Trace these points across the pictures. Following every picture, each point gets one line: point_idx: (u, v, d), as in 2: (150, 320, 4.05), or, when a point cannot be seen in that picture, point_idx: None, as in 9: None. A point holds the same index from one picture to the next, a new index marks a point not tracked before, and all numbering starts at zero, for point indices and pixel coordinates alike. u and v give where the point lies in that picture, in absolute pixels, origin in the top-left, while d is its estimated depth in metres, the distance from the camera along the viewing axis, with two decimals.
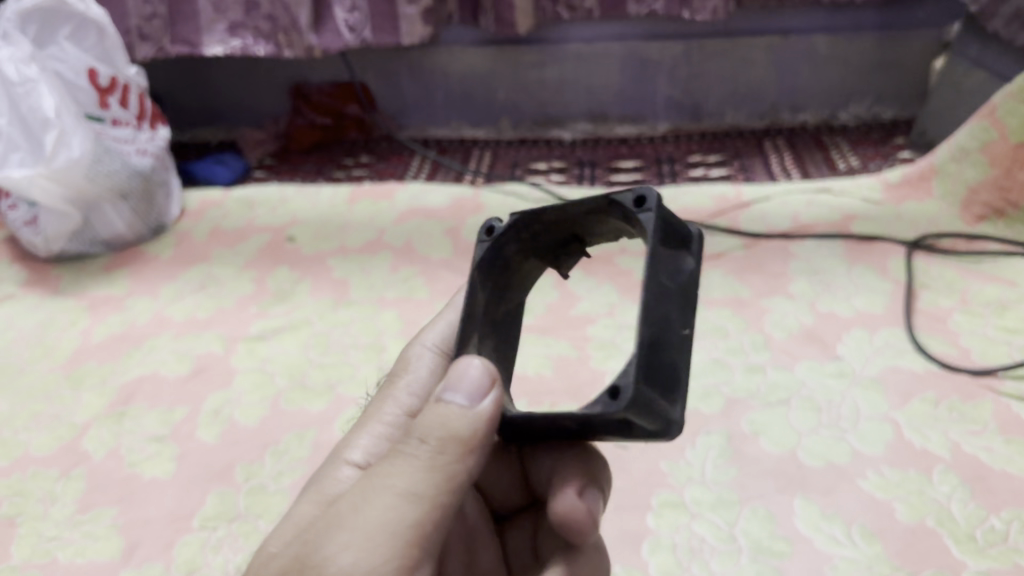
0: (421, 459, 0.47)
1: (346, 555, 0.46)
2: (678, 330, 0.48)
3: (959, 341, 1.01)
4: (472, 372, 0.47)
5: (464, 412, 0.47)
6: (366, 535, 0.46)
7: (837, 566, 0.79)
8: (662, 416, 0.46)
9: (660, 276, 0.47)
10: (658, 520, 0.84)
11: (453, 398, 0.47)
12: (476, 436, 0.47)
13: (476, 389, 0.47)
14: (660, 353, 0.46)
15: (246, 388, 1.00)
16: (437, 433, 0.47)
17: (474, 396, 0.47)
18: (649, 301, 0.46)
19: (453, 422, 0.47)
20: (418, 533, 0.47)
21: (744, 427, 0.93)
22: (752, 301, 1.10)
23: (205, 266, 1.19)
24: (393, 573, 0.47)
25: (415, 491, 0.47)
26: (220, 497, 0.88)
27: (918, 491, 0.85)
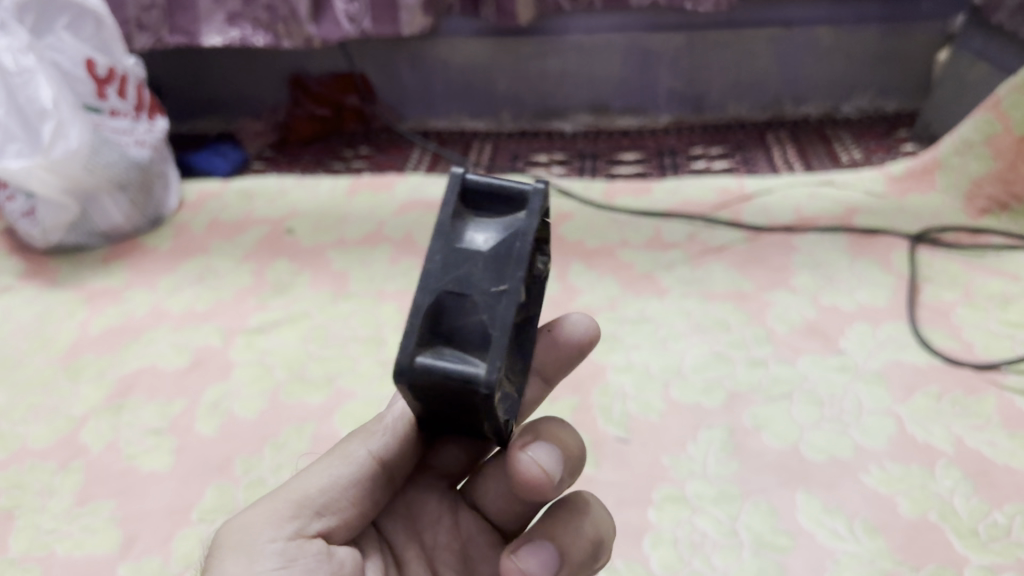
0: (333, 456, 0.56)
1: (245, 515, 0.52)
2: (482, 288, 0.45)
3: (962, 335, 1.01)
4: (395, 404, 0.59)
5: (377, 421, 0.57)
6: (269, 498, 0.53)
7: (839, 561, 0.79)
8: (461, 380, 0.44)
9: (450, 238, 0.46)
10: (659, 514, 0.84)
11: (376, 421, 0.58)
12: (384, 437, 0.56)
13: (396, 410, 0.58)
14: (457, 316, 0.45)
15: (245, 380, 0.99)
16: (352, 438, 0.57)
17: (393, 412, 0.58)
18: (426, 265, 0.45)
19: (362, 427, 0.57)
20: (308, 494, 0.53)
21: (746, 421, 0.93)
22: (755, 294, 1.09)
23: (204, 258, 1.19)
24: (271, 515, 0.51)
25: (318, 470, 0.54)
26: (219, 490, 0.87)
27: (921, 485, 0.84)
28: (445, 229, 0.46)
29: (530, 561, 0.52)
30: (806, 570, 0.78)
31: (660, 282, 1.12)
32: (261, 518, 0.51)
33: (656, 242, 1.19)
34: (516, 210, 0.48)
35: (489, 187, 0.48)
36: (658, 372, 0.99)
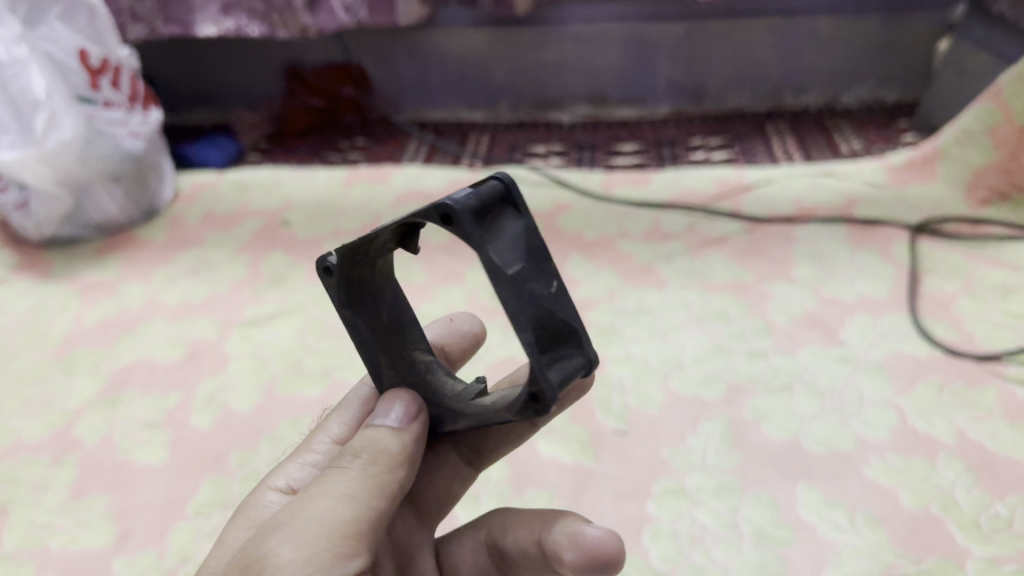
0: (356, 467, 0.49)
1: (285, 544, 0.45)
2: (546, 293, 0.48)
3: (963, 326, 1.00)
4: (398, 407, 0.54)
5: (395, 432, 0.52)
6: (307, 525, 0.46)
7: (841, 554, 0.78)
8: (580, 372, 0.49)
9: (503, 270, 0.46)
10: (659, 507, 0.83)
11: (380, 420, 0.53)
12: (403, 453, 0.51)
13: (402, 412, 0.53)
14: (546, 331, 0.48)
15: (241, 372, 0.98)
16: (369, 445, 0.51)
17: (401, 421, 0.53)
18: (511, 307, 0.46)
19: (384, 439, 0.51)
20: (355, 527, 0.47)
21: (746, 413, 0.92)
22: (755, 286, 1.08)
23: (198, 250, 1.18)
24: (332, 558, 0.45)
25: (354, 494, 0.48)
26: (214, 484, 0.86)
27: (922, 477, 0.84)
28: (494, 266, 0.46)
29: (595, 531, 0.51)
30: (809, 564, 0.77)
31: (659, 274, 1.11)
32: (324, 563, 0.44)
33: (655, 233, 1.18)
34: (505, 208, 0.49)
35: (477, 197, 0.47)
36: (656, 365, 0.98)
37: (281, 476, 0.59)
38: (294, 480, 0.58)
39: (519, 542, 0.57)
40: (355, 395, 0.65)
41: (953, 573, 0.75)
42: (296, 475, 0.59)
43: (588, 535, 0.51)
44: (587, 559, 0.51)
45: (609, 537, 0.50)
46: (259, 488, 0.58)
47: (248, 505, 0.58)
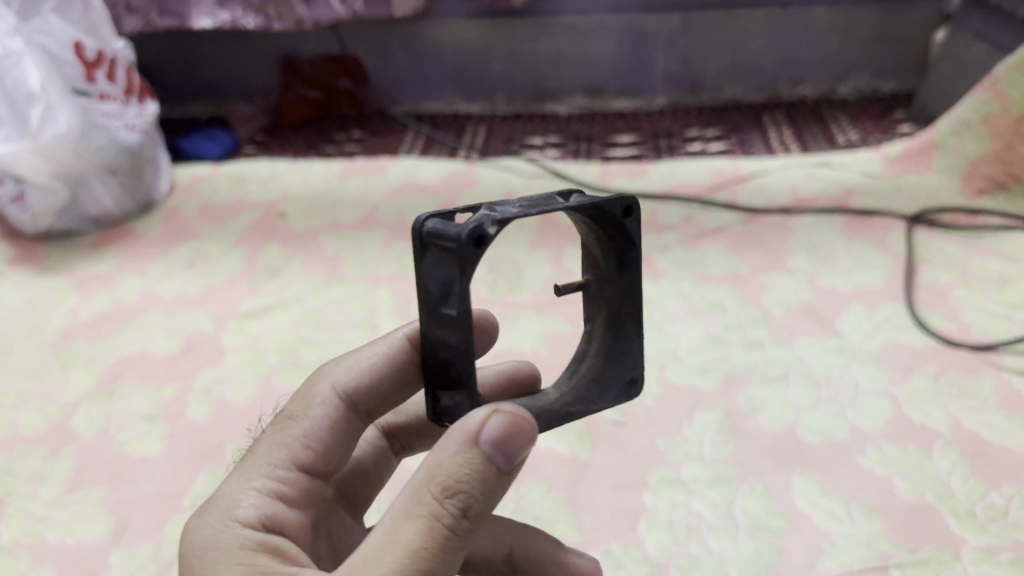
0: (456, 536, 0.44)
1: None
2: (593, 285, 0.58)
3: (959, 316, 1.00)
4: (520, 444, 0.44)
5: (504, 484, 0.44)
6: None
7: (836, 543, 0.78)
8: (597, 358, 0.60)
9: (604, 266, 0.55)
10: (655, 497, 0.83)
11: (495, 458, 0.43)
12: (496, 500, 0.45)
13: (518, 454, 0.44)
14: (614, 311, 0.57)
15: (238, 365, 0.98)
16: (479, 503, 0.44)
17: (512, 465, 0.44)
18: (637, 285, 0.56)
19: (494, 494, 0.44)
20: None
21: (743, 404, 0.92)
22: (751, 276, 1.08)
23: (194, 243, 1.17)
24: None
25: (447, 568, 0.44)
26: (210, 475, 0.87)
27: (918, 467, 0.84)
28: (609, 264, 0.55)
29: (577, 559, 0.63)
30: (805, 553, 0.77)
31: (656, 265, 1.11)
32: None
33: (652, 224, 1.18)
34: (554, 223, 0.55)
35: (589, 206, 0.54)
36: (653, 356, 0.98)
37: (244, 505, 0.53)
38: (263, 513, 0.53)
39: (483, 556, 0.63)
40: (319, 411, 0.59)
41: (948, 561, 0.76)
42: (260, 504, 0.54)
43: (586, 560, 0.61)
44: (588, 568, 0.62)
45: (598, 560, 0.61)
46: (217, 518, 0.53)
47: (210, 537, 0.52)
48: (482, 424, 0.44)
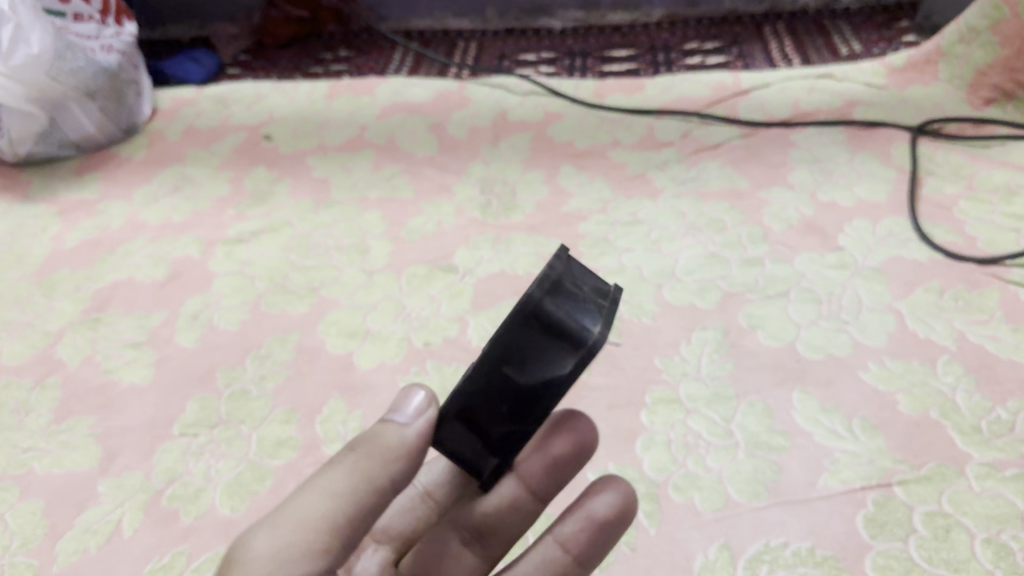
0: (349, 462, 0.50)
1: (260, 539, 0.47)
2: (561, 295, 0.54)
3: (964, 229, 0.97)
4: (411, 397, 0.53)
5: (400, 426, 0.52)
6: (286, 518, 0.47)
7: (838, 461, 0.77)
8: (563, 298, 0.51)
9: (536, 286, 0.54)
10: (653, 417, 0.82)
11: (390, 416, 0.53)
12: (404, 452, 0.51)
13: (410, 409, 0.53)
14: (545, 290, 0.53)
15: (227, 290, 0.96)
16: (370, 440, 0.51)
17: (409, 416, 0.52)
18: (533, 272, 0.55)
19: (387, 432, 0.51)
20: (331, 522, 0.47)
21: (741, 321, 0.90)
22: (751, 192, 1.05)
23: (180, 167, 1.15)
24: (307, 547, 0.46)
25: (341, 483, 0.49)
26: (200, 402, 0.86)
27: (921, 383, 0.82)
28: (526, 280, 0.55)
29: (604, 507, 0.62)
30: (803, 471, 0.77)
31: (653, 182, 1.08)
32: (296, 552, 0.46)
33: (649, 140, 1.15)
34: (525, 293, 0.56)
35: None
36: (650, 276, 0.96)
37: None
38: None
39: (502, 499, 0.65)
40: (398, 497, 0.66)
41: (952, 478, 0.74)
42: None
43: (615, 487, 0.62)
44: (613, 500, 0.62)
45: (623, 479, 0.63)
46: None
47: None
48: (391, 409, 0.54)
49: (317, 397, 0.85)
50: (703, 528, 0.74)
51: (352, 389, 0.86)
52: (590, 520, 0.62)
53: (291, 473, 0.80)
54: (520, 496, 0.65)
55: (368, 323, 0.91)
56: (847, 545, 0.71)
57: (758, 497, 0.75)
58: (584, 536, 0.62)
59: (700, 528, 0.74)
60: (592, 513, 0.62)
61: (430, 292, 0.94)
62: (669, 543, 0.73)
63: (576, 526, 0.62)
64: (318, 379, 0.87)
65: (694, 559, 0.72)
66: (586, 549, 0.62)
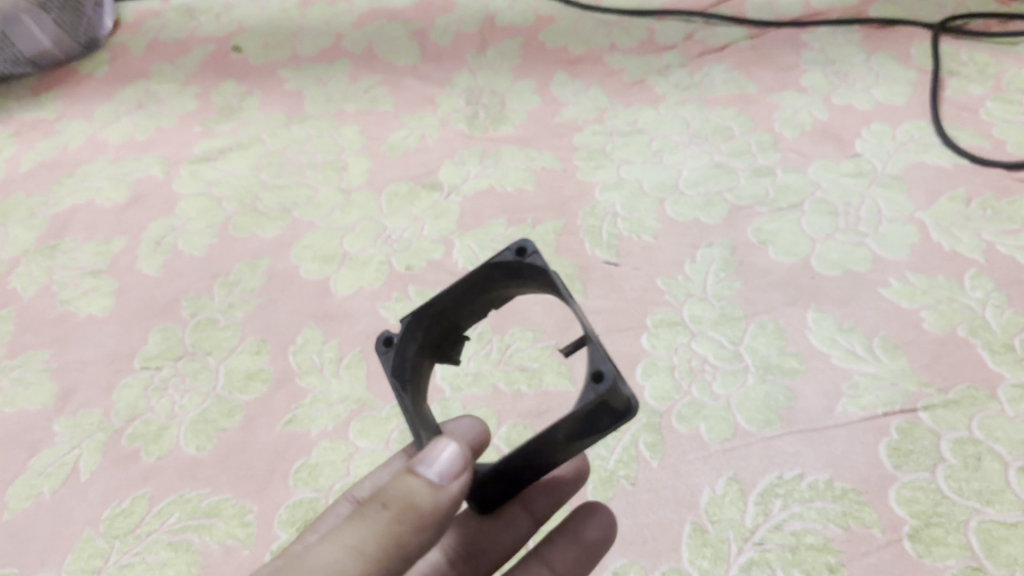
0: (378, 524, 0.42)
1: None
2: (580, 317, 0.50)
3: (992, 132, 0.89)
4: (444, 447, 0.44)
5: (436, 489, 0.43)
6: None
7: (858, 384, 0.71)
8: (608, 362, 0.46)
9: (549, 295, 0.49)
10: (654, 340, 0.76)
11: (420, 467, 0.44)
12: (436, 518, 0.43)
13: (444, 468, 0.44)
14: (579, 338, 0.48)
15: (192, 213, 0.89)
16: (401, 500, 0.42)
17: (443, 478, 0.43)
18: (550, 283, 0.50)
19: (421, 494, 0.43)
20: None
21: (750, 236, 0.83)
22: (760, 97, 0.97)
23: (143, 83, 1.06)
24: None
25: (367, 550, 0.41)
26: (163, 333, 0.79)
27: (948, 299, 0.75)
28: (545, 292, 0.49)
29: (594, 530, 0.60)
30: (818, 396, 0.70)
31: (654, 89, 1.00)
32: None
33: (649, 44, 1.06)
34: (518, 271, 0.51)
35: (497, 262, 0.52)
36: (651, 189, 0.88)
37: None
38: None
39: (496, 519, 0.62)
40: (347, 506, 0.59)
41: (983, 401, 0.68)
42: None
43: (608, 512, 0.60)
44: (603, 521, 0.60)
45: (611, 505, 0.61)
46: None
47: None
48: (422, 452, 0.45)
49: (290, 325, 0.78)
50: (710, 459, 0.68)
51: (328, 316, 0.79)
52: (577, 540, 0.60)
53: (262, 409, 0.74)
54: (514, 513, 0.62)
55: (345, 246, 0.84)
56: (868, 477, 0.65)
57: (770, 425, 0.69)
58: (571, 556, 0.60)
59: (706, 459, 0.68)
60: (580, 534, 0.60)
61: (413, 211, 0.87)
62: (672, 476, 0.67)
63: (564, 545, 0.60)
64: (291, 307, 0.80)
65: (701, 494, 0.66)
66: (571, 570, 0.60)
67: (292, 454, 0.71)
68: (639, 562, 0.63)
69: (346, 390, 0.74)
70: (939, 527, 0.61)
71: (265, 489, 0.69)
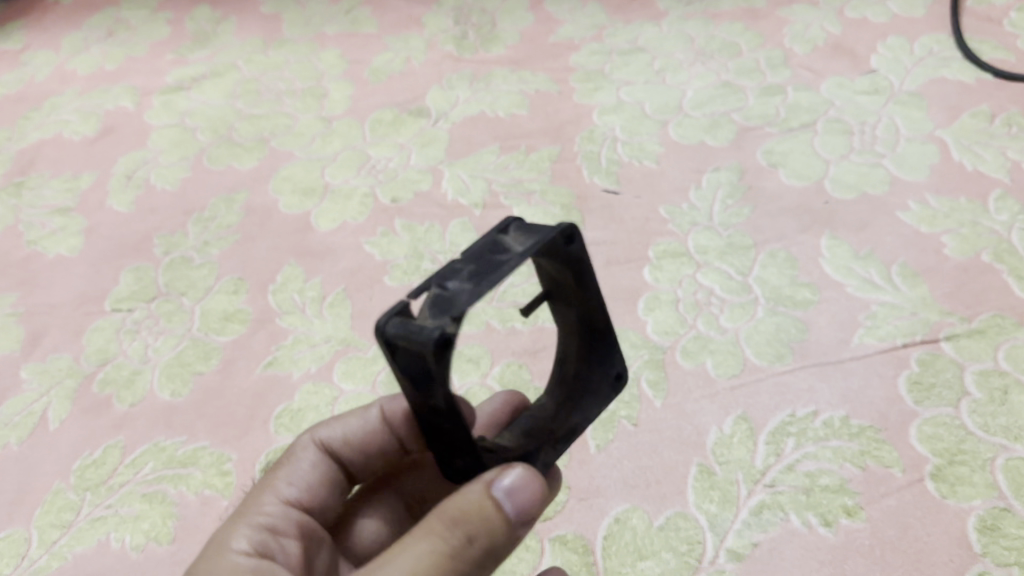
0: (455, 562, 0.36)
1: None
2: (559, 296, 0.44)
3: (1016, 44, 0.83)
4: (530, 477, 0.38)
5: (515, 531, 0.38)
6: None
7: (875, 315, 0.66)
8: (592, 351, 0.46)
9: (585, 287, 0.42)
10: (657, 273, 0.71)
11: (498, 491, 0.37)
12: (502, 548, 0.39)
13: (523, 500, 0.37)
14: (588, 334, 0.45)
15: (164, 145, 0.84)
16: (486, 539, 0.37)
17: (519, 512, 0.37)
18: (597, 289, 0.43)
19: (502, 539, 0.38)
20: None
21: (760, 160, 0.78)
22: (768, 13, 0.91)
23: (113, 11, 1.01)
24: None
25: None
26: (135, 273, 0.75)
27: (971, 223, 0.70)
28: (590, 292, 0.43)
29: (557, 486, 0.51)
30: (833, 328, 0.66)
31: (653, 6, 0.94)
32: None
33: None
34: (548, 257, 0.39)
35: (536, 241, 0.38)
36: (652, 111, 0.83)
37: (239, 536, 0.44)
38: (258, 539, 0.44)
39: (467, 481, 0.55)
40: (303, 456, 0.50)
41: (1010, 330, 0.63)
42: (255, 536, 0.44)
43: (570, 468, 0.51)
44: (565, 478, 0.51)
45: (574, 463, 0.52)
46: (213, 548, 0.43)
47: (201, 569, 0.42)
48: (505, 468, 0.38)
49: (268, 263, 0.74)
50: (717, 398, 0.63)
51: (308, 253, 0.74)
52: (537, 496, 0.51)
53: (240, 351, 0.69)
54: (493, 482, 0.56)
55: (327, 178, 0.79)
56: (887, 413, 0.61)
57: (781, 360, 0.65)
58: None
59: (713, 398, 0.63)
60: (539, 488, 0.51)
61: (398, 140, 0.82)
62: (677, 417, 0.63)
63: None
64: (269, 243, 0.75)
65: (708, 434, 0.62)
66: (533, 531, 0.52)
67: (273, 398, 0.67)
68: (642, 507, 0.59)
69: (329, 330, 0.69)
70: (963, 466, 0.57)
71: (244, 436, 0.65)
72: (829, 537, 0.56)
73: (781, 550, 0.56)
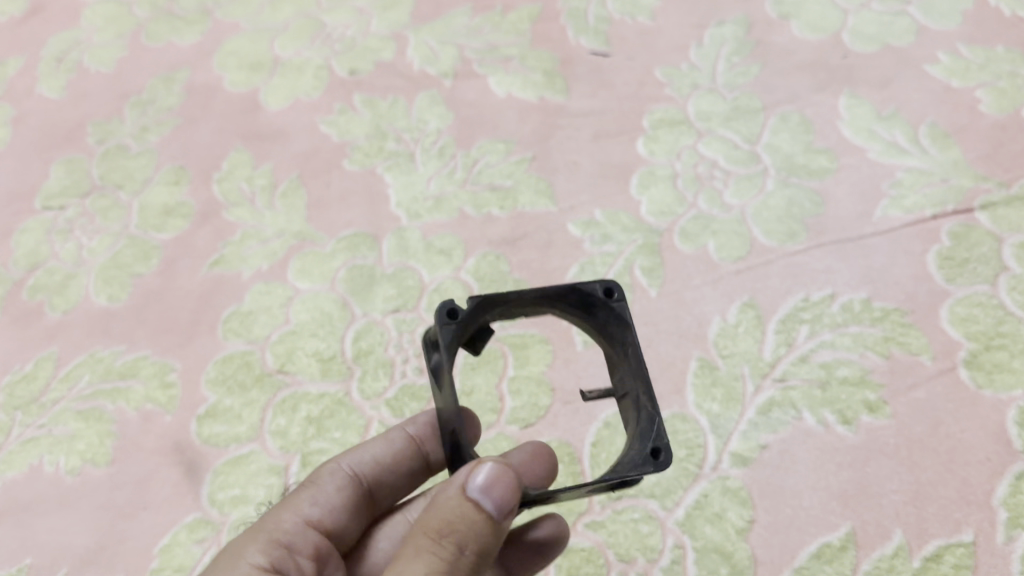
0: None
1: None
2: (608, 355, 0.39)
3: None
4: (505, 471, 0.32)
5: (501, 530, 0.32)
6: None
7: (901, 183, 0.57)
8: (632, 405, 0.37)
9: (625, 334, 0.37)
10: (652, 145, 0.62)
11: (474, 493, 0.32)
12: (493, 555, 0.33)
13: (504, 496, 0.32)
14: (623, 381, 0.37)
15: (99, 21, 0.75)
16: (472, 547, 0.31)
17: (503, 511, 0.32)
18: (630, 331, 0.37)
19: (490, 539, 0.32)
20: None
21: (768, 10, 0.69)
22: None
23: None
24: None
25: None
26: (66, 166, 0.67)
27: (1010, 74, 0.61)
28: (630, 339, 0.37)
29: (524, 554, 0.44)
30: (853, 199, 0.58)
31: None
32: None
33: None
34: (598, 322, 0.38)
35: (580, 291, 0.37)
36: None
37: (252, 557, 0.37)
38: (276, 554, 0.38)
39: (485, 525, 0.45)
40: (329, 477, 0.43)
41: None
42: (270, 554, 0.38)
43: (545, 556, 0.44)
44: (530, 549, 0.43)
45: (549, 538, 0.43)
46: (223, 564, 0.37)
47: None
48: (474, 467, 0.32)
49: (213, 149, 0.66)
50: (720, 284, 0.55)
51: (258, 136, 0.66)
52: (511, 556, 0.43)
53: (184, 249, 0.62)
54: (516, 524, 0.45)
55: (276, 51, 0.71)
56: (914, 293, 0.53)
57: (794, 238, 0.57)
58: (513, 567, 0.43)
59: (716, 284, 0.55)
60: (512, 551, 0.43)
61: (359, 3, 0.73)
62: (675, 306, 0.55)
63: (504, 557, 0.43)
64: (213, 126, 0.67)
65: (709, 325, 0.54)
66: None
67: (221, 301, 0.59)
68: None
69: (283, 223, 0.62)
70: (1001, 351, 0.50)
71: (189, 344, 0.58)
72: (848, 437, 0.49)
73: (793, 454, 0.49)
